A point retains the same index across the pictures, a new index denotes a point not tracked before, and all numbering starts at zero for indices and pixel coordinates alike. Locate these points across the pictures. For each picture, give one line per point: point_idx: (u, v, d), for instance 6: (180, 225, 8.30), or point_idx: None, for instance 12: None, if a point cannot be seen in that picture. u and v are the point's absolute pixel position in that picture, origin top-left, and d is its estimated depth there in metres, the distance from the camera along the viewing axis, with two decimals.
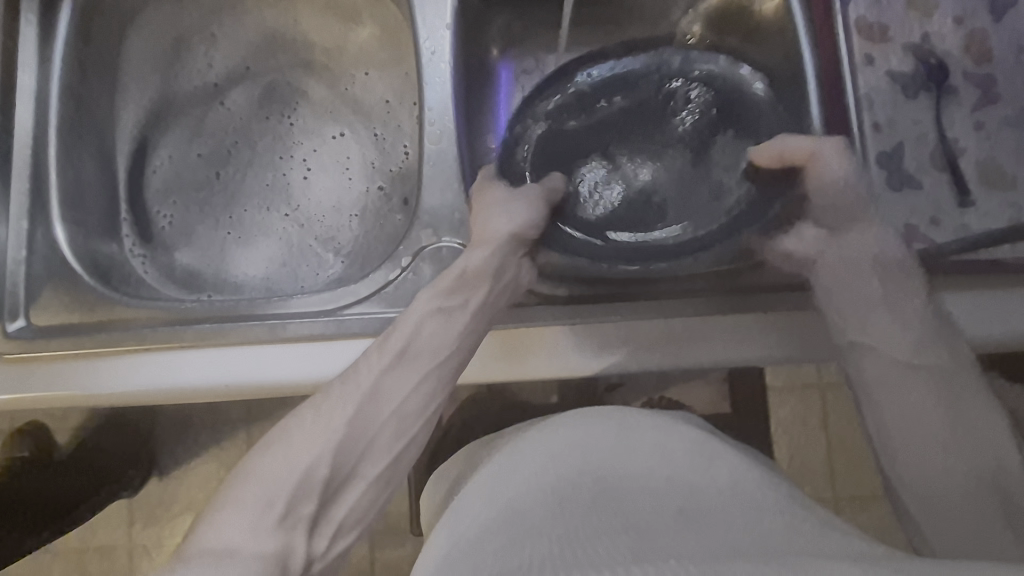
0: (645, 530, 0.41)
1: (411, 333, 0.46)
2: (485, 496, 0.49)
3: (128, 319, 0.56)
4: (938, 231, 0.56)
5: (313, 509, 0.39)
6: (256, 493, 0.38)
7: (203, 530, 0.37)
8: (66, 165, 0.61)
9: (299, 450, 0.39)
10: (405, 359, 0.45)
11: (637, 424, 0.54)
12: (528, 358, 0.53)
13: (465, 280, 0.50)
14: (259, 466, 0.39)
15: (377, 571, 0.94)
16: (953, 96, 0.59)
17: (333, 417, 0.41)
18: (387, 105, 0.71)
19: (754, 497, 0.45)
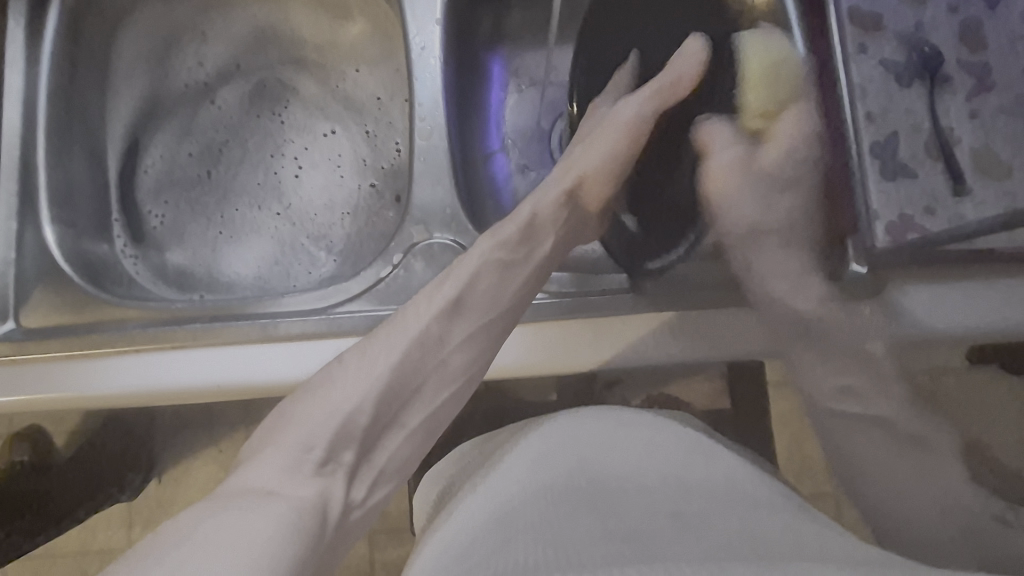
0: (641, 531, 0.40)
1: (466, 279, 0.51)
2: (480, 497, 0.49)
3: (119, 319, 0.56)
4: (933, 221, 0.55)
5: (352, 457, 0.43)
6: (301, 438, 0.42)
7: (244, 473, 0.41)
8: (56, 166, 0.61)
9: (344, 394, 0.44)
10: (446, 314, 0.49)
11: (637, 422, 0.55)
12: (546, 354, 0.54)
13: (526, 231, 0.56)
14: (302, 413, 0.43)
15: (377, 571, 0.93)
16: (947, 85, 0.58)
17: (377, 364, 0.45)
18: (378, 102, 0.71)
19: (747, 497, 0.45)
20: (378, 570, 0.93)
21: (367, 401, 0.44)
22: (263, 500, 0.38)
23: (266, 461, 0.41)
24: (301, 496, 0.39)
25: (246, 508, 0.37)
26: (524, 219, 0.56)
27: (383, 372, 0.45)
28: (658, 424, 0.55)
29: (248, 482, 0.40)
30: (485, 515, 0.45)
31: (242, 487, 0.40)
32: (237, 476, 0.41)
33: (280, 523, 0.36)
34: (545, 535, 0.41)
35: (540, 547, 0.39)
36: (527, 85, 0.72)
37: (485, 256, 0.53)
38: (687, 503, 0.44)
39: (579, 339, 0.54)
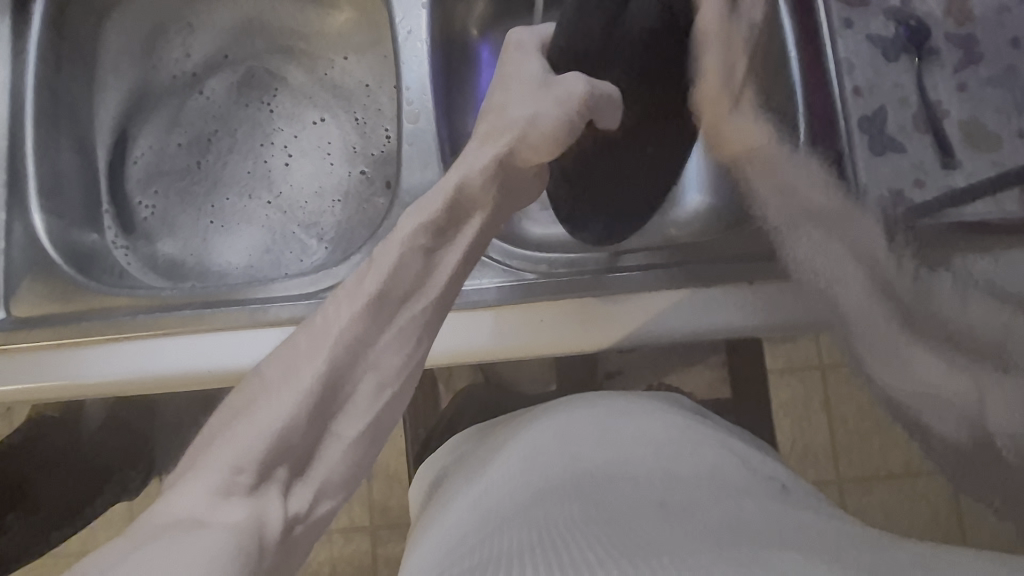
0: (624, 517, 0.41)
1: (387, 271, 0.42)
2: (469, 503, 0.48)
3: (107, 307, 0.56)
4: (922, 193, 0.56)
5: (287, 472, 0.36)
6: (223, 463, 0.34)
7: (168, 499, 0.34)
8: (44, 158, 0.60)
9: (265, 411, 0.36)
10: (368, 315, 0.40)
11: (620, 413, 0.55)
12: (522, 338, 0.53)
13: (454, 205, 0.45)
14: (231, 429, 0.36)
15: (380, 566, 0.93)
16: (935, 57, 0.58)
17: (298, 368, 0.37)
18: (367, 88, 0.71)
19: (732, 484, 0.45)
20: (381, 566, 0.93)
21: (288, 417, 0.36)
22: (192, 535, 0.31)
23: (185, 488, 0.34)
24: (232, 521, 0.32)
25: (173, 543, 0.31)
26: (452, 189, 0.44)
27: (301, 377, 0.37)
28: (641, 413, 0.55)
29: (166, 513, 0.33)
30: (476, 521, 0.45)
31: (159, 523, 0.33)
32: (159, 502, 0.34)
33: (210, 565, 0.30)
34: (525, 533, 0.41)
35: (525, 539, 0.40)
36: None
37: (413, 231, 0.43)
38: (674, 492, 0.44)
39: (559, 324, 0.53)
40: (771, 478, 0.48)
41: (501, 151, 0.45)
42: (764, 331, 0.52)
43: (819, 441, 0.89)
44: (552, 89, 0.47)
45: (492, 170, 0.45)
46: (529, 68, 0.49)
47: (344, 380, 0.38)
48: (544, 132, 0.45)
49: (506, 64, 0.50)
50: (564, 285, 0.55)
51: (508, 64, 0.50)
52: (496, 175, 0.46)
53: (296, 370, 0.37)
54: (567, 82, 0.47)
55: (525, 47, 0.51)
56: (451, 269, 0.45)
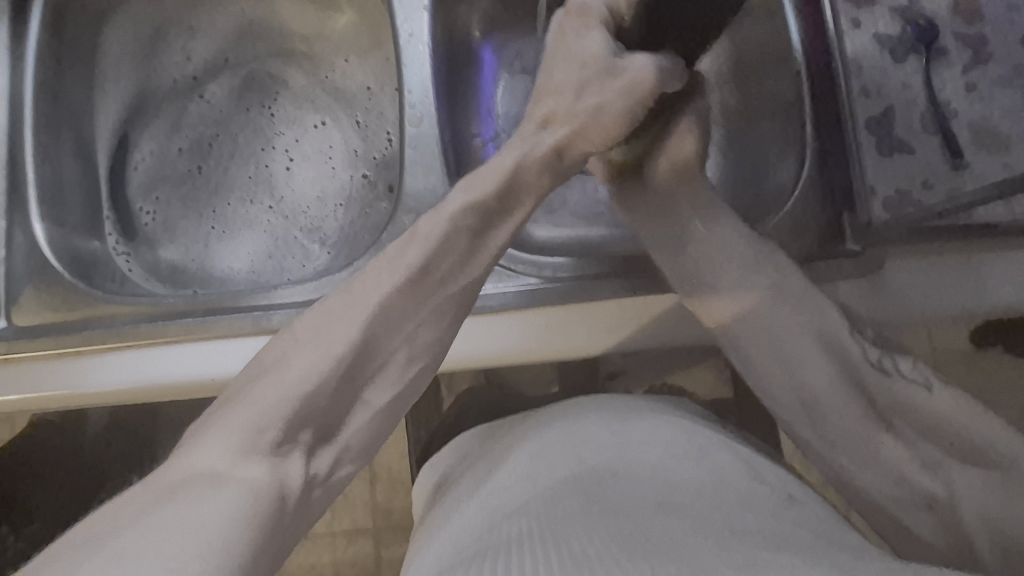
0: (627, 512, 0.40)
1: (433, 244, 0.40)
2: (474, 505, 0.48)
3: (110, 316, 0.56)
4: (930, 195, 0.55)
5: (310, 437, 0.34)
6: (247, 419, 0.33)
7: (182, 454, 0.33)
8: (45, 164, 0.60)
9: (293, 373, 0.34)
10: (404, 293, 0.39)
11: (629, 416, 0.55)
12: (532, 342, 0.53)
13: (508, 185, 0.43)
14: (253, 390, 0.35)
15: (383, 568, 0.93)
16: (943, 57, 0.57)
17: (331, 341, 0.36)
18: (369, 91, 0.70)
19: (738, 488, 0.44)
20: (384, 566, 0.93)
21: (316, 378, 0.34)
22: (209, 491, 0.30)
23: (203, 447, 0.33)
24: (252, 478, 0.31)
25: (187, 502, 0.29)
26: (505, 172, 0.43)
27: (333, 344, 0.35)
28: (650, 417, 0.55)
29: (183, 467, 0.32)
30: (481, 524, 0.45)
31: (175, 479, 0.31)
32: (177, 455, 0.33)
33: (227, 524, 0.29)
34: (530, 532, 0.40)
35: (528, 536, 0.39)
36: (516, 75, 0.71)
37: (461, 204, 0.42)
38: (681, 493, 0.43)
39: (574, 325, 0.53)
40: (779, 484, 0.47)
41: (558, 141, 0.45)
42: None
43: None
44: (614, 79, 0.43)
45: (548, 159, 0.45)
46: (591, 44, 0.44)
47: (369, 357, 0.37)
48: (605, 124, 0.44)
49: (563, 42, 0.46)
50: (573, 289, 0.55)
51: (567, 40, 0.45)
52: (551, 163, 0.45)
53: (333, 335, 0.36)
54: (630, 71, 0.42)
55: (589, 17, 0.45)
56: (495, 248, 0.43)
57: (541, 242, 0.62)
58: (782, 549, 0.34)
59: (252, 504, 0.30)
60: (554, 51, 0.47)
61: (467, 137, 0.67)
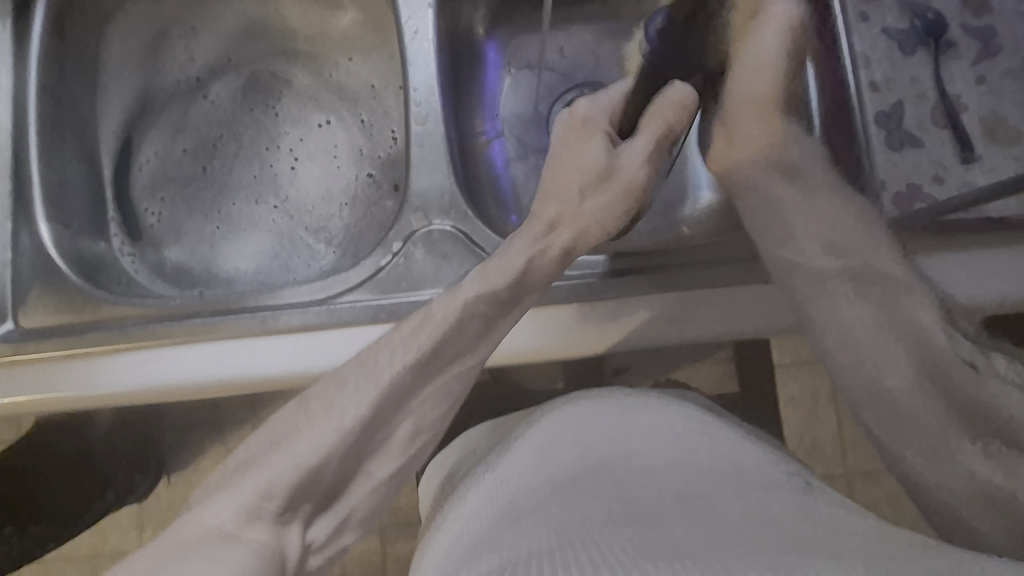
0: (640, 510, 0.40)
1: (444, 329, 0.42)
2: (484, 500, 0.48)
3: (117, 318, 0.55)
4: (940, 189, 0.55)
5: (313, 505, 0.36)
6: (255, 485, 0.35)
7: (194, 515, 0.35)
8: (50, 166, 0.60)
9: (304, 442, 0.37)
10: (419, 378, 0.41)
11: (635, 408, 0.54)
12: (555, 345, 0.52)
13: (519, 279, 0.45)
14: (266, 456, 0.36)
15: (389, 566, 0.93)
16: (952, 50, 0.57)
17: (347, 415, 0.38)
18: (373, 90, 0.70)
19: (752, 480, 0.43)
20: (391, 564, 0.93)
21: (327, 452, 0.37)
22: (216, 553, 0.32)
23: (212, 509, 0.35)
24: (257, 540, 0.33)
25: (194, 563, 0.31)
26: (520, 268, 0.45)
27: (344, 420, 0.37)
28: (656, 411, 0.54)
29: (196, 527, 0.34)
30: (490, 520, 0.44)
31: (186, 538, 0.33)
32: (189, 511, 0.35)
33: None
34: (541, 528, 0.39)
35: (539, 536, 0.38)
36: (521, 70, 0.71)
37: (477, 290, 0.44)
38: (692, 485, 0.42)
39: (582, 323, 0.52)
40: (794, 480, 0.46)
41: (566, 242, 0.48)
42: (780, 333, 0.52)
43: (827, 436, 0.88)
44: (609, 182, 0.49)
45: (556, 257, 0.47)
46: (594, 150, 0.50)
47: (377, 433, 0.39)
48: (596, 221, 0.49)
49: (565, 146, 0.51)
50: (583, 289, 0.54)
51: (571, 144, 0.51)
52: (560, 259, 0.48)
53: (347, 411, 0.38)
54: (625, 172, 0.50)
55: (590, 128, 0.52)
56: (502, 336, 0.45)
57: None
58: (803, 542, 0.33)
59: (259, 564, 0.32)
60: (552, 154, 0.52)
61: (472, 133, 0.67)
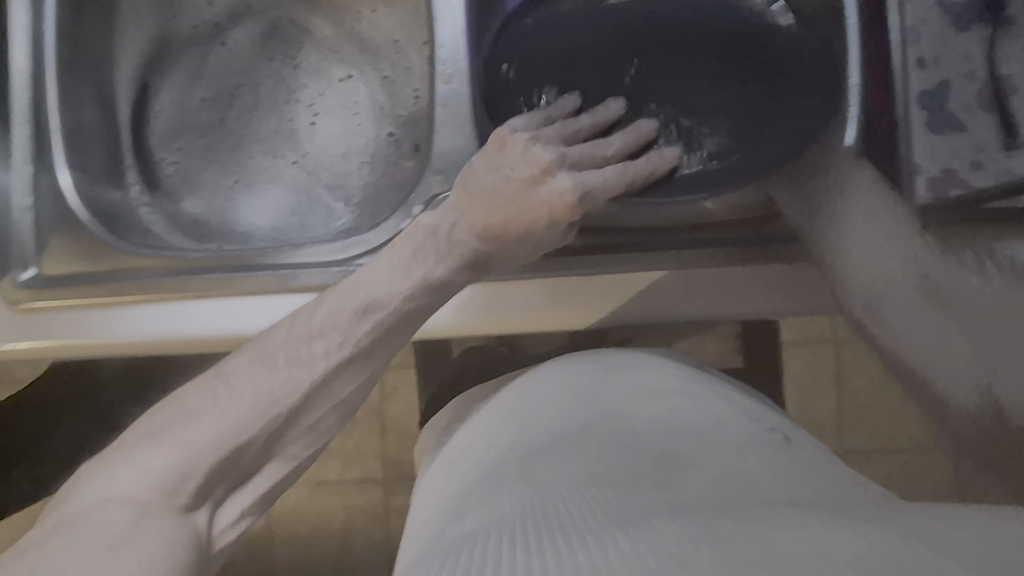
0: (630, 471, 0.40)
1: (368, 318, 0.45)
2: (475, 451, 0.49)
3: (137, 268, 0.55)
4: (977, 175, 0.51)
5: (223, 491, 0.41)
6: (172, 463, 0.39)
7: (115, 482, 0.38)
8: (69, 109, 0.59)
9: (222, 420, 0.40)
10: (349, 366, 0.45)
11: (619, 364, 0.54)
12: (506, 314, 0.55)
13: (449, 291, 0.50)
14: (183, 434, 0.40)
15: (391, 515, 0.97)
16: (1012, 27, 0.52)
17: (269, 400, 0.42)
18: (396, 44, 0.68)
19: (732, 438, 0.43)
20: (392, 515, 0.97)
21: (250, 435, 0.41)
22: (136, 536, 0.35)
23: (125, 472, 0.38)
24: (166, 528, 0.37)
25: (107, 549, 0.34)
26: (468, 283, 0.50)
27: (268, 403, 0.42)
28: (644, 367, 0.53)
29: (106, 500, 0.37)
30: (481, 473, 0.45)
31: (90, 500, 0.37)
32: (88, 485, 0.38)
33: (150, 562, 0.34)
34: (524, 492, 0.40)
35: (522, 499, 0.39)
36: None
37: (416, 284, 0.47)
38: (674, 442, 0.43)
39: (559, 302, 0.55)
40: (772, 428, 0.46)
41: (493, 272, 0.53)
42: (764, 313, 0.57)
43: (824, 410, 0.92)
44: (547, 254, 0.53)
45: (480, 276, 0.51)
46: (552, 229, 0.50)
47: (295, 421, 0.44)
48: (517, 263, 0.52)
49: (532, 210, 0.48)
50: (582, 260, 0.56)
51: (535, 212, 0.48)
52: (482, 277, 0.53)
53: (274, 400, 0.42)
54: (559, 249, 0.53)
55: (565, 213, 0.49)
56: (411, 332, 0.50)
57: None
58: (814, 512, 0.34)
59: (168, 550, 0.36)
60: (519, 194, 0.48)
61: None
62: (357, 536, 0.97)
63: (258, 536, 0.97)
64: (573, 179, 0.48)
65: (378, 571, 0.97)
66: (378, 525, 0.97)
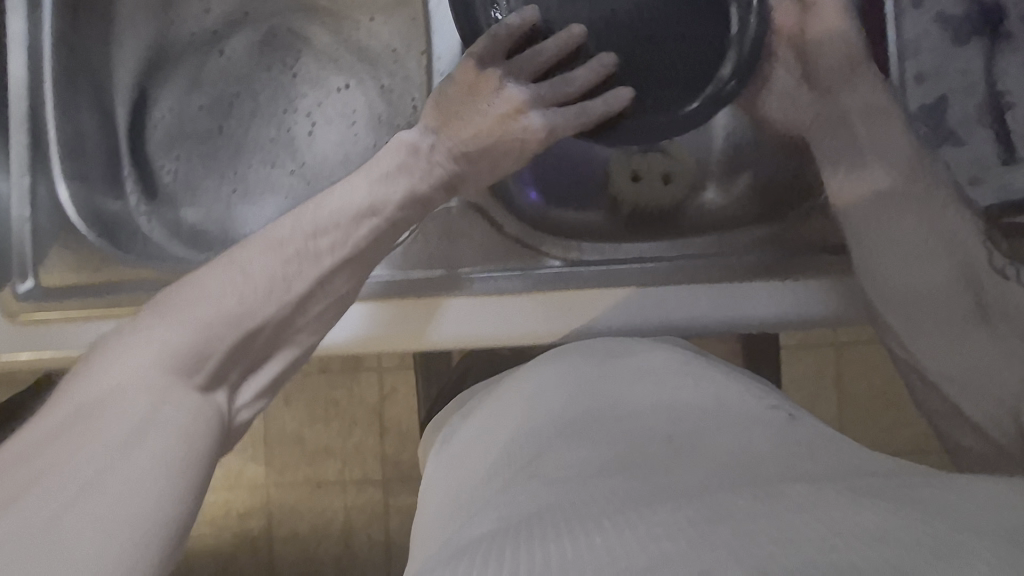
0: (642, 460, 0.39)
1: (364, 214, 0.47)
2: (485, 461, 0.47)
3: (134, 279, 0.56)
4: (978, 191, 0.53)
5: (238, 375, 0.41)
6: (187, 342, 0.38)
7: (121, 363, 0.36)
8: (65, 117, 0.60)
9: (232, 302, 0.40)
10: (349, 264, 0.47)
11: (627, 345, 0.53)
12: (411, 328, 0.54)
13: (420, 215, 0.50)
14: (194, 313, 0.39)
15: (391, 515, 0.97)
16: (1009, 41, 0.54)
17: (284, 283, 0.42)
18: (394, 53, 0.68)
19: (739, 417, 0.42)
20: (392, 515, 0.97)
21: (265, 316, 0.41)
22: (161, 412, 0.35)
23: (120, 366, 0.36)
24: (190, 401, 0.36)
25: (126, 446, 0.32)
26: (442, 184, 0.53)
27: (282, 289, 0.42)
28: (653, 346, 0.52)
29: (107, 397, 0.34)
30: (490, 484, 0.43)
31: (87, 399, 0.34)
32: (93, 373, 0.36)
33: (180, 437, 0.34)
34: (540, 491, 0.38)
35: (548, 493, 0.37)
36: None
37: (404, 194, 0.50)
38: (680, 423, 0.42)
39: (551, 314, 0.54)
40: (777, 406, 0.45)
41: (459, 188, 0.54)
42: (778, 327, 0.53)
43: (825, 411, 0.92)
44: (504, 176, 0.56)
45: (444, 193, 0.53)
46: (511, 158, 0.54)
47: (303, 310, 0.44)
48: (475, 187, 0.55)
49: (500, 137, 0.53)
50: (580, 274, 0.55)
51: (500, 140, 0.53)
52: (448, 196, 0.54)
53: (288, 284, 0.43)
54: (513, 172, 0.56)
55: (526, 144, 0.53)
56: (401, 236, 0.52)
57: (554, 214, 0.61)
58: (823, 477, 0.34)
59: (194, 423, 0.36)
60: (493, 130, 0.53)
61: None
62: (357, 536, 0.98)
63: (259, 538, 0.97)
64: (544, 120, 0.51)
65: (378, 570, 0.98)
66: (378, 525, 0.98)
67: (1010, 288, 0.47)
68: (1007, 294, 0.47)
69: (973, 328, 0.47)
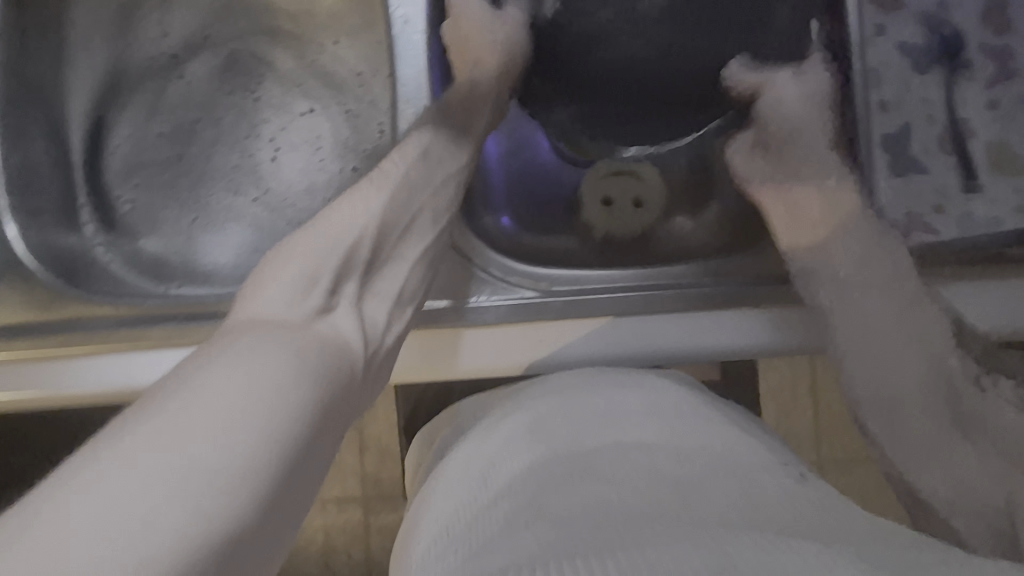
0: (659, 500, 0.34)
1: (418, 170, 0.51)
2: (455, 491, 0.41)
3: (88, 318, 0.53)
4: (941, 220, 0.53)
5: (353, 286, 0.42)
6: (297, 270, 0.39)
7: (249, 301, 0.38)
8: (13, 151, 0.57)
9: (332, 227, 0.43)
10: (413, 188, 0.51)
11: (607, 384, 0.48)
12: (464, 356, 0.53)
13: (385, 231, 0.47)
14: (297, 246, 0.41)
15: (371, 535, 0.95)
16: (966, 70, 0.55)
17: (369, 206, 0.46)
18: (360, 76, 0.66)
19: (742, 463, 0.39)
20: (373, 534, 0.96)
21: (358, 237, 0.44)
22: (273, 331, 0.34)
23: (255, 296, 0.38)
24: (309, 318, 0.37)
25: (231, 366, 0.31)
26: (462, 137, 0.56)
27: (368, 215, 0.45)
28: (640, 390, 0.47)
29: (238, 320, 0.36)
30: (471, 512, 0.37)
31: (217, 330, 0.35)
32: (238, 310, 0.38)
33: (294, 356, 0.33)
34: (546, 526, 0.32)
35: (545, 537, 0.31)
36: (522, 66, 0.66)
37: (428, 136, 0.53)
38: (687, 467, 0.37)
39: (517, 345, 0.53)
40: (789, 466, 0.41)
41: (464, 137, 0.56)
42: (738, 357, 0.53)
43: (803, 421, 0.91)
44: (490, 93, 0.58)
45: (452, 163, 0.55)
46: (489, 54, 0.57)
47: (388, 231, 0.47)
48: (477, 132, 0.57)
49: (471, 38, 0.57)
50: (546, 305, 0.54)
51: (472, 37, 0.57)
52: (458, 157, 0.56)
53: (365, 216, 0.45)
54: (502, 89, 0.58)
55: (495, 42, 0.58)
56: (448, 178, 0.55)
57: (520, 239, 0.61)
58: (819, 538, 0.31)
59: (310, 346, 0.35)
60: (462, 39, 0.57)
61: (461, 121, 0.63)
62: (337, 558, 0.96)
63: None
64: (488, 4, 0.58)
65: None
66: (358, 546, 0.96)
67: (993, 406, 0.44)
68: (986, 410, 0.44)
69: (952, 439, 0.43)
